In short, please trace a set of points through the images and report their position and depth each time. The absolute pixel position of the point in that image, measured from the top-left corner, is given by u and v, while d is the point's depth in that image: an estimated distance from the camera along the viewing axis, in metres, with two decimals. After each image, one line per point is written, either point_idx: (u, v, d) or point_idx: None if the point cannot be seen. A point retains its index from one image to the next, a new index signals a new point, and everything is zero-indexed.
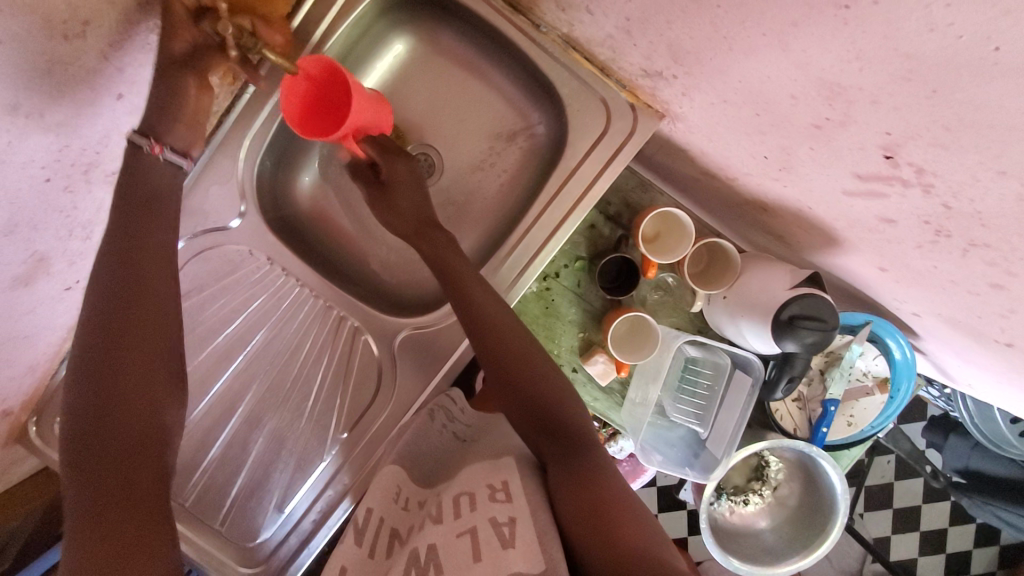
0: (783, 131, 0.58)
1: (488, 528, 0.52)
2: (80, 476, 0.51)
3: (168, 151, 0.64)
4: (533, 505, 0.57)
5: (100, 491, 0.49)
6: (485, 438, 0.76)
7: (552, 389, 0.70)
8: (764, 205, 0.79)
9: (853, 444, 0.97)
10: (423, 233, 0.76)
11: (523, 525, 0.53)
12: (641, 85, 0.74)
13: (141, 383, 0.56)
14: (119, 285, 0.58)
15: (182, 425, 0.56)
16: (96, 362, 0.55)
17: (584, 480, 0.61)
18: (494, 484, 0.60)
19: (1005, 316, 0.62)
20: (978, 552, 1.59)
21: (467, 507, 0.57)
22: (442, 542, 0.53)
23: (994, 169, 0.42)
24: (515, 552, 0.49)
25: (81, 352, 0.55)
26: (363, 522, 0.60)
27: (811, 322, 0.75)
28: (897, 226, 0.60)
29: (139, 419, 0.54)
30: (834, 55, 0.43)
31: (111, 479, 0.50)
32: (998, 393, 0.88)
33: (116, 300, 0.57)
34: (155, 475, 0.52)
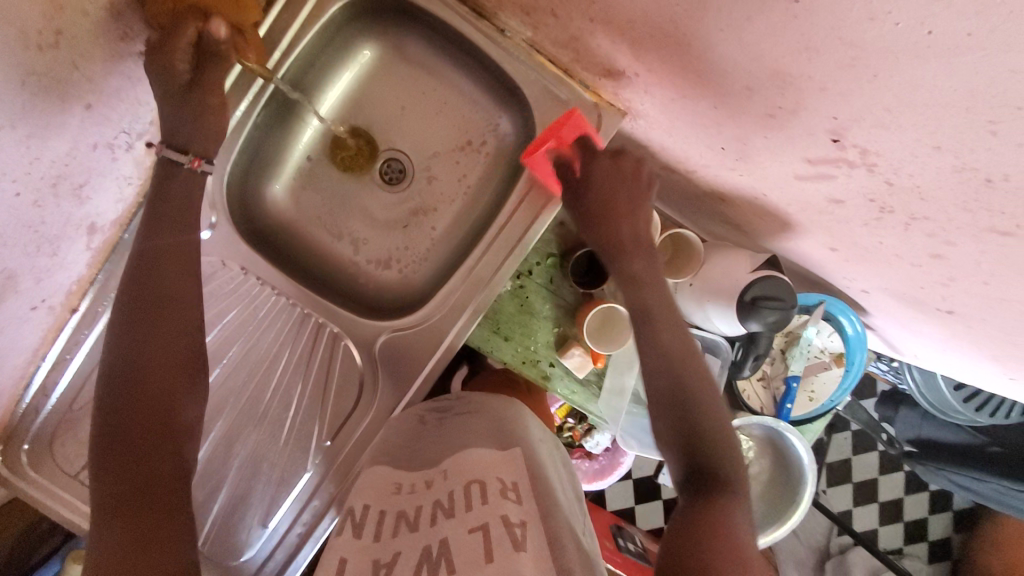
0: (739, 122, 0.63)
1: (499, 525, 0.53)
2: (99, 479, 0.51)
3: (207, 164, 0.64)
4: (543, 510, 0.58)
5: (129, 487, 0.50)
6: (483, 420, 0.75)
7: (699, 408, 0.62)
8: (722, 195, 0.84)
9: (816, 418, 1.02)
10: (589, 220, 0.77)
11: (533, 530, 0.53)
12: (604, 85, 0.78)
13: (160, 383, 0.56)
14: (135, 288, 0.59)
15: (188, 421, 0.57)
16: (117, 369, 0.55)
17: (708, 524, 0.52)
18: (505, 482, 0.60)
19: (945, 284, 0.68)
20: (934, 518, 1.68)
21: (478, 499, 0.57)
22: (454, 536, 0.53)
23: (930, 144, 0.47)
24: (527, 555, 0.50)
25: (103, 355, 0.57)
26: (361, 517, 0.60)
27: (773, 303, 0.80)
28: (844, 206, 0.65)
29: (160, 409, 0.55)
30: (785, 46, 0.47)
31: (136, 468, 0.51)
32: (940, 360, 0.96)
33: (133, 307, 0.58)
34: (173, 467, 0.53)
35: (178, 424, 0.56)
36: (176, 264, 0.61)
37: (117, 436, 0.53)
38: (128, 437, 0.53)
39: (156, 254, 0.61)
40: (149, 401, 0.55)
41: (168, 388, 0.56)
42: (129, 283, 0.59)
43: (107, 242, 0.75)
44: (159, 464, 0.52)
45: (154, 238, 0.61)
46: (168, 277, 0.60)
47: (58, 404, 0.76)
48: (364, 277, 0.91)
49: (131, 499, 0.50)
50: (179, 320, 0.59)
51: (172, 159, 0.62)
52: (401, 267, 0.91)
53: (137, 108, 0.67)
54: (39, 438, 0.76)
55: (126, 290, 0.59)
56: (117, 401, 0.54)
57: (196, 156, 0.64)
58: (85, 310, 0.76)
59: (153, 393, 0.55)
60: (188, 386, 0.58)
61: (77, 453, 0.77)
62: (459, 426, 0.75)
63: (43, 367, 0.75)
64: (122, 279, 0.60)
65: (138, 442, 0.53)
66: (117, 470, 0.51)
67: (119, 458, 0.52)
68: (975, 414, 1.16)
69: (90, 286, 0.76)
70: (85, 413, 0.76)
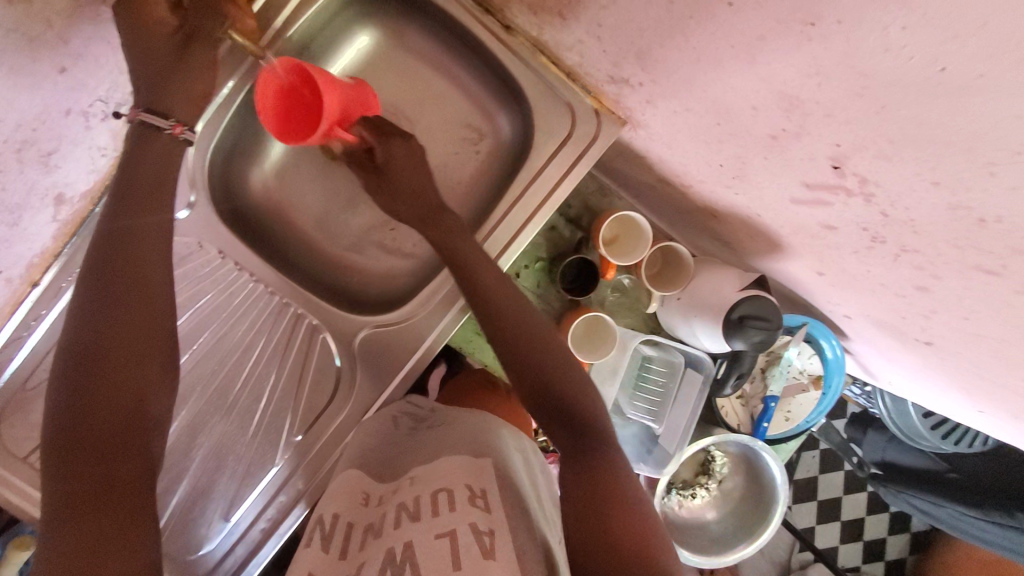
0: (740, 140, 0.62)
1: (469, 532, 0.52)
2: (58, 475, 0.50)
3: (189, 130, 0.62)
4: (512, 518, 0.57)
5: (84, 484, 0.49)
6: (458, 428, 0.74)
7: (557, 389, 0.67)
8: (714, 211, 0.83)
9: (791, 438, 1.03)
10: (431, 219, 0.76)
11: (501, 538, 0.53)
12: (606, 91, 0.76)
13: (125, 370, 0.54)
14: (106, 270, 0.57)
15: (156, 418, 0.56)
16: (81, 356, 0.54)
17: (601, 495, 0.58)
18: (473, 488, 0.59)
19: (926, 316, 0.68)
20: (891, 539, 1.72)
21: (445, 506, 0.55)
22: (420, 540, 0.52)
23: (930, 179, 0.46)
24: (496, 564, 0.49)
25: (63, 341, 0.55)
26: (330, 527, 0.57)
27: (759, 323, 0.79)
28: (838, 232, 0.65)
29: (128, 402, 0.54)
30: (796, 70, 0.46)
31: (93, 469, 0.50)
32: (914, 389, 0.97)
33: (99, 293, 0.56)
34: (137, 469, 0.52)
35: (147, 421, 0.55)
36: (147, 246, 0.59)
37: (73, 429, 0.51)
38: (90, 429, 0.51)
39: (127, 238, 0.59)
40: (110, 392, 0.53)
41: (138, 377, 0.55)
42: (93, 270, 0.57)
43: (76, 215, 0.72)
44: (123, 465, 0.51)
45: (124, 219, 0.59)
46: (142, 263, 0.58)
47: (9, 382, 0.72)
48: (347, 269, 0.88)
49: (94, 495, 0.49)
50: (149, 305, 0.58)
51: (152, 123, 0.60)
52: (387, 261, 0.89)
53: (117, 77, 0.63)
54: None
55: (93, 273, 0.57)
56: (79, 392, 0.52)
57: (178, 120, 0.61)
58: (47, 285, 0.72)
59: (120, 379, 0.54)
60: (158, 380, 0.57)
61: (27, 436, 0.73)
62: (433, 436, 0.74)
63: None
64: (88, 262, 0.58)
65: (104, 435, 0.52)
66: (80, 472, 0.50)
67: (77, 453, 0.50)
68: (940, 441, 1.16)
69: (54, 259, 0.72)
70: (40, 393, 0.73)
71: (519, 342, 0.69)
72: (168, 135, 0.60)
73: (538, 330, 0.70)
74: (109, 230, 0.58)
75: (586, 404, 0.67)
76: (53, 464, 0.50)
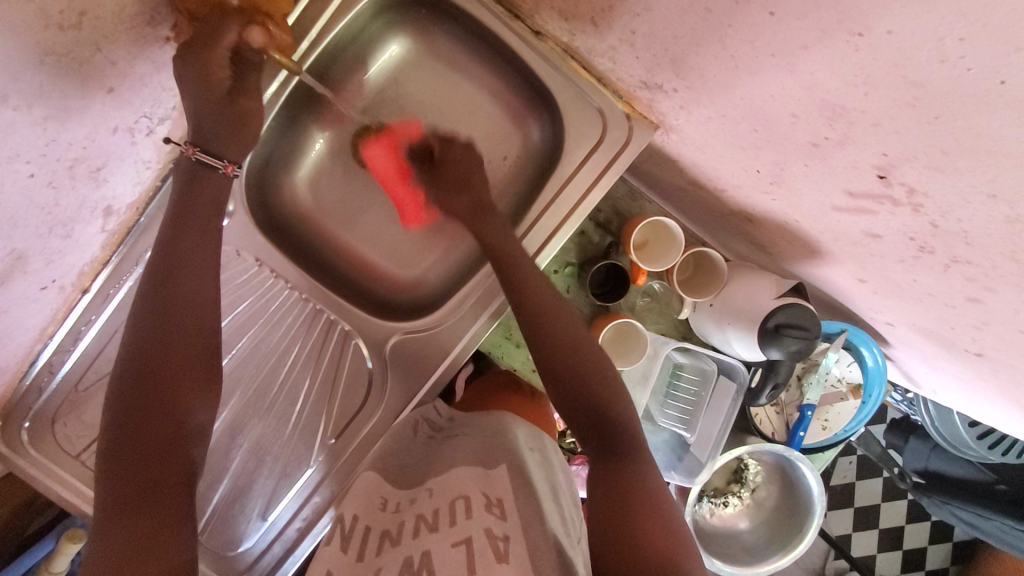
0: (780, 147, 0.60)
1: (484, 539, 0.53)
2: (107, 476, 0.52)
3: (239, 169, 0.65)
4: (524, 520, 0.57)
5: (131, 488, 0.51)
6: (477, 438, 0.76)
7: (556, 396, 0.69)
8: (751, 216, 0.81)
9: (829, 447, 1.00)
10: (478, 212, 0.77)
11: (516, 542, 0.54)
12: (639, 97, 0.75)
13: (172, 383, 0.57)
14: (157, 281, 0.60)
15: (199, 427, 0.58)
16: (135, 362, 0.57)
17: (618, 493, 0.59)
18: (490, 497, 0.60)
19: (978, 327, 0.65)
20: (932, 548, 1.67)
21: (462, 514, 0.57)
22: (436, 548, 0.53)
23: (985, 192, 0.44)
24: (509, 567, 0.50)
25: (122, 351, 0.58)
26: (349, 529, 0.61)
27: (796, 332, 0.77)
28: (882, 240, 0.62)
29: (174, 413, 0.56)
30: (842, 79, 0.45)
31: (140, 474, 0.52)
32: (959, 398, 0.93)
33: (147, 308, 0.59)
34: (180, 474, 0.54)
35: (191, 428, 0.57)
36: (195, 259, 0.62)
37: (127, 432, 0.54)
38: (140, 435, 0.54)
39: (175, 245, 0.62)
40: (152, 399, 0.55)
41: (184, 390, 0.58)
42: (151, 281, 0.60)
43: (122, 224, 0.74)
44: (170, 468, 0.54)
45: (175, 230, 0.62)
46: (188, 279, 0.61)
47: (64, 383, 0.76)
48: (378, 275, 0.90)
49: (142, 500, 0.51)
50: (194, 319, 0.60)
51: (207, 163, 0.63)
52: (417, 267, 0.90)
53: (160, 94, 0.65)
54: (43, 415, 0.76)
55: (149, 282, 0.60)
56: (130, 401, 0.55)
57: (231, 161, 0.65)
58: (97, 291, 0.75)
59: (169, 390, 0.57)
60: (203, 393, 0.59)
61: (79, 434, 0.77)
62: (450, 445, 0.75)
63: (50, 346, 0.75)
64: (146, 273, 0.61)
65: (153, 441, 0.54)
66: (128, 475, 0.52)
67: (125, 458, 0.53)
68: (987, 451, 1.13)
69: (103, 266, 0.75)
70: (91, 394, 0.76)
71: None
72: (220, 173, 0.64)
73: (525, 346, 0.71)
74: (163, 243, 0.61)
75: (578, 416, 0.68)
76: (106, 467, 0.53)
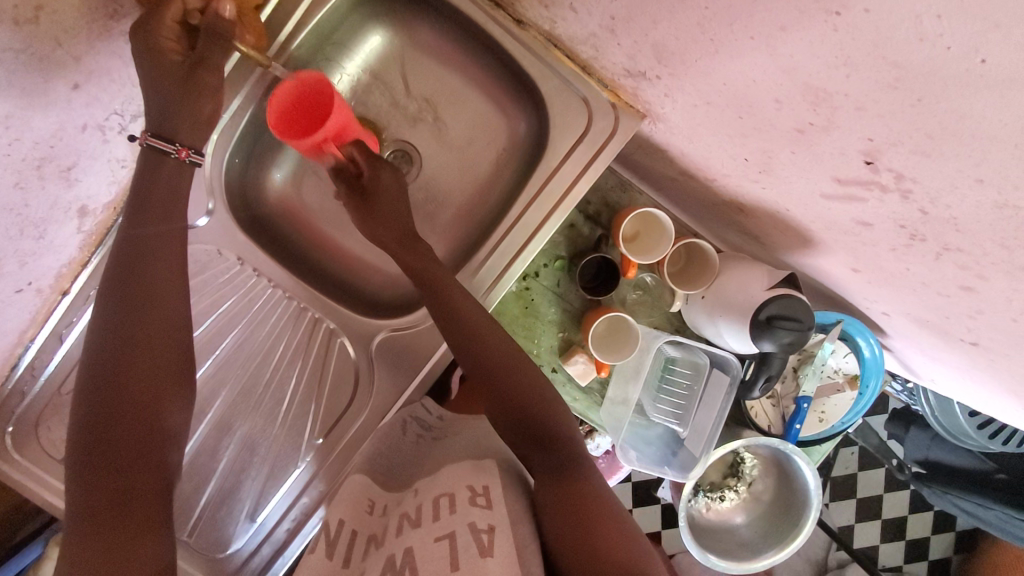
0: (765, 133, 0.58)
1: (466, 532, 0.52)
2: (77, 484, 0.51)
3: (194, 154, 0.63)
4: (512, 515, 0.57)
5: (104, 495, 0.50)
6: (463, 439, 0.75)
7: (529, 401, 0.68)
8: (741, 205, 0.80)
9: (825, 439, 0.99)
10: (405, 243, 0.74)
11: (501, 534, 0.53)
12: (623, 85, 0.73)
13: (142, 386, 0.56)
14: (123, 280, 0.59)
15: (172, 431, 0.57)
16: (101, 367, 0.55)
17: (577, 501, 0.59)
18: (475, 487, 0.60)
19: (972, 316, 0.64)
20: (935, 538, 1.65)
21: (447, 509, 0.56)
22: (419, 544, 0.53)
23: (973, 177, 0.42)
24: (495, 562, 0.49)
25: (86, 356, 0.56)
26: (335, 534, 0.59)
27: (788, 324, 0.75)
28: (873, 229, 0.61)
29: (144, 417, 0.55)
30: (822, 61, 0.43)
31: (110, 481, 0.51)
32: (959, 388, 0.92)
33: (118, 309, 0.57)
34: (153, 482, 0.53)
35: (164, 433, 0.56)
36: (160, 258, 0.61)
37: (95, 439, 0.53)
38: (108, 441, 0.53)
39: (140, 248, 0.60)
40: (124, 402, 0.54)
41: (153, 393, 0.56)
42: (113, 285, 0.58)
43: (99, 225, 0.73)
44: (140, 476, 0.53)
45: (139, 231, 0.60)
46: (153, 282, 0.59)
47: (45, 387, 0.75)
48: (363, 272, 0.88)
49: (114, 510, 0.50)
50: (163, 320, 0.59)
51: (157, 147, 0.61)
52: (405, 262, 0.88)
53: (130, 90, 0.64)
54: (25, 420, 0.75)
55: (111, 284, 0.59)
56: (98, 409, 0.54)
57: (183, 145, 0.62)
58: (76, 293, 0.74)
59: (138, 394, 0.55)
60: (175, 394, 0.58)
61: (62, 438, 0.76)
62: (442, 447, 0.74)
63: (31, 349, 0.74)
64: (106, 277, 0.60)
65: (122, 447, 0.53)
66: (99, 483, 0.51)
67: (95, 462, 0.52)
68: (988, 441, 1.11)
69: (82, 268, 0.74)
70: (73, 397, 0.75)
71: (500, 352, 0.69)
72: (174, 159, 0.62)
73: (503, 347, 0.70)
74: (127, 247, 0.60)
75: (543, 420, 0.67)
76: (75, 477, 0.52)
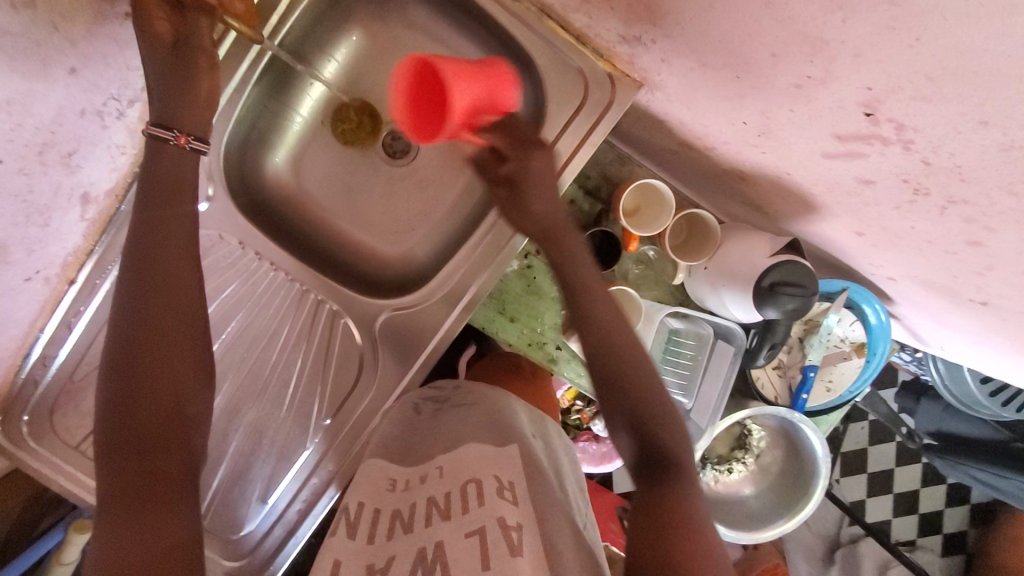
0: (763, 93, 0.58)
1: (497, 530, 0.50)
2: (105, 470, 0.52)
3: (194, 139, 0.61)
4: (539, 508, 0.55)
5: (128, 480, 0.51)
6: (482, 412, 0.72)
7: (644, 393, 0.58)
8: (742, 173, 0.79)
9: (833, 409, 0.98)
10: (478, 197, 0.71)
11: (530, 533, 0.51)
12: (619, 53, 0.73)
13: (163, 375, 0.56)
14: (142, 265, 0.58)
15: (197, 415, 0.58)
16: (122, 353, 0.55)
17: (672, 514, 0.51)
18: (502, 478, 0.56)
19: (980, 273, 0.63)
20: (950, 511, 1.63)
21: (475, 500, 0.53)
22: (450, 539, 0.50)
23: (977, 119, 0.42)
24: (525, 560, 0.47)
25: (109, 342, 0.56)
26: (355, 515, 0.57)
27: (793, 289, 0.75)
28: (875, 186, 0.60)
29: (167, 403, 0.55)
30: (817, 7, 0.43)
31: (137, 466, 0.52)
32: (969, 353, 0.91)
33: (133, 297, 0.56)
34: (178, 465, 0.54)
35: (187, 419, 0.56)
36: (177, 244, 0.59)
37: (119, 425, 0.53)
38: (131, 428, 0.53)
39: (155, 236, 0.59)
40: (147, 392, 0.54)
41: (173, 382, 0.56)
42: (127, 270, 0.57)
43: (102, 213, 0.74)
44: (165, 461, 0.53)
45: (154, 214, 0.59)
46: (173, 271, 0.58)
47: (57, 376, 0.76)
48: (365, 254, 0.88)
49: (140, 490, 0.51)
50: (181, 308, 0.58)
51: (157, 135, 0.60)
52: (407, 242, 0.89)
53: (125, 74, 0.64)
54: (38, 408, 0.76)
55: (130, 268, 0.58)
56: (121, 395, 0.54)
57: (182, 132, 0.61)
58: (82, 282, 0.75)
59: (159, 381, 0.55)
60: (196, 383, 0.58)
61: (76, 425, 0.77)
62: (456, 420, 0.72)
63: (41, 339, 0.75)
64: (127, 260, 0.58)
65: (147, 433, 0.53)
66: (126, 468, 0.52)
67: (120, 446, 0.53)
68: (1001, 408, 1.10)
69: (87, 257, 0.75)
70: (85, 384, 0.76)
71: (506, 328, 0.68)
72: (174, 146, 0.60)
73: (619, 327, 0.61)
74: (141, 233, 0.59)
75: (661, 421, 0.58)
76: (103, 462, 0.52)
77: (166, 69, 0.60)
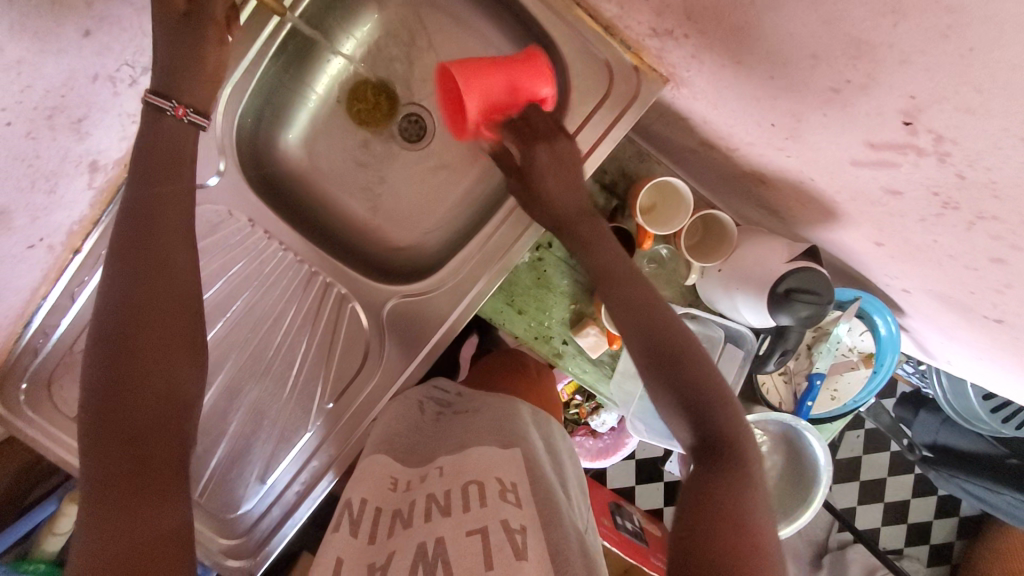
0: (797, 95, 0.56)
1: (500, 532, 0.49)
2: (92, 454, 0.50)
3: (192, 112, 0.59)
4: (545, 515, 0.54)
5: (125, 458, 0.50)
6: (486, 415, 0.71)
7: (697, 374, 0.60)
8: (763, 176, 0.78)
9: (837, 418, 0.98)
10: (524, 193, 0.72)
11: (532, 536, 0.50)
12: (648, 46, 0.71)
13: (153, 357, 0.54)
14: (134, 241, 0.56)
15: (190, 400, 0.56)
16: (109, 332, 0.54)
17: (720, 502, 0.52)
18: (504, 481, 0.56)
19: (999, 291, 0.62)
20: (937, 523, 1.65)
21: (476, 500, 0.53)
22: (451, 536, 0.50)
23: (1018, 135, 0.41)
24: (529, 564, 0.47)
25: (98, 319, 0.55)
26: (358, 512, 0.55)
27: (807, 296, 0.74)
28: (903, 197, 0.59)
29: (162, 386, 0.54)
30: (869, 7, 0.42)
31: (131, 445, 0.51)
32: (976, 369, 0.90)
33: (131, 273, 0.55)
34: (170, 443, 0.53)
35: (179, 403, 0.55)
36: (170, 220, 0.58)
37: (109, 404, 0.52)
38: (120, 410, 0.52)
39: (157, 211, 0.57)
40: (139, 371, 0.53)
41: (165, 364, 0.55)
42: (121, 244, 0.56)
43: (110, 180, 0.73)
44: (159, 440, 0.53)
45: (148, 190, 0.57)
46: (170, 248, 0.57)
47: (57, 346, 0.75)
48: (374, 237, 0.87)
49: (136, 467, 0.51)
50: (171, 287, 0.57)
51: (155, 104, 0.58)
52: (417, 229, 0.87)
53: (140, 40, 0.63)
54: (37, 377, 0.75)
55: (122, 245, 0.56)
56: (114, 373, 0.52)
57: (181, 103, 0.59)
58: (87, 252, 0.73)
59: (151, 360, 0.54)
60: (189, 365, 0.57)
61: (75, 396, 0.76)
62: (460, 424, 0.71)
63: (43, 307, 0.73)
64: (116, 236, 0.57)
65: (145, 413, 0.52)
66: (118, 448, 0.50)
67: (112, 427, 0.51)
68: (1001, 425, 1.10)
69: (93, 227, 0.73)
70: None
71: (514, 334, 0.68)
72: (171, 117, 0.58)
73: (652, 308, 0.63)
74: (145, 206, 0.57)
75: (723, 407, 0.58)
76: (89, 442, 0.51)
77: (183, 40, 0.58)
